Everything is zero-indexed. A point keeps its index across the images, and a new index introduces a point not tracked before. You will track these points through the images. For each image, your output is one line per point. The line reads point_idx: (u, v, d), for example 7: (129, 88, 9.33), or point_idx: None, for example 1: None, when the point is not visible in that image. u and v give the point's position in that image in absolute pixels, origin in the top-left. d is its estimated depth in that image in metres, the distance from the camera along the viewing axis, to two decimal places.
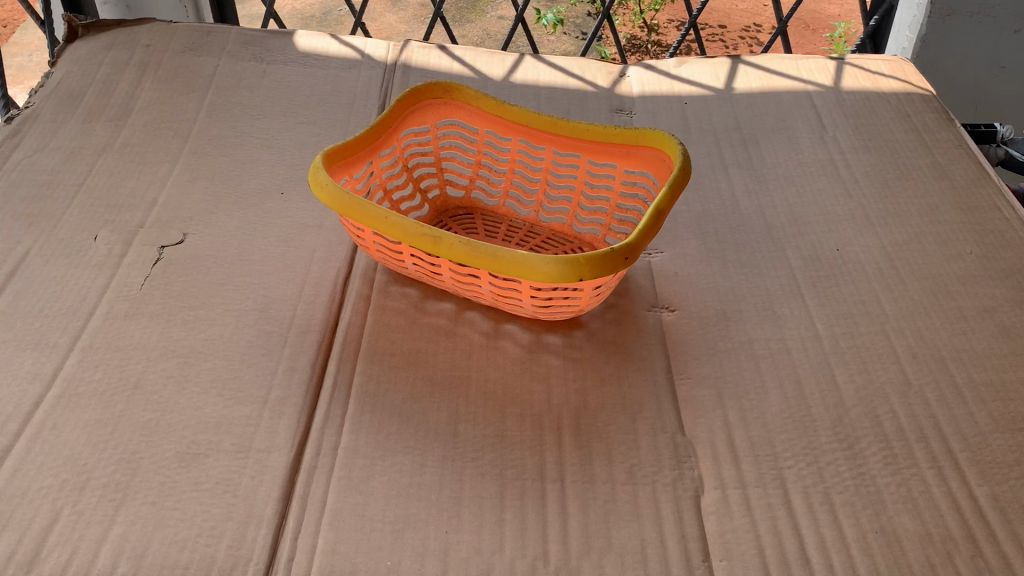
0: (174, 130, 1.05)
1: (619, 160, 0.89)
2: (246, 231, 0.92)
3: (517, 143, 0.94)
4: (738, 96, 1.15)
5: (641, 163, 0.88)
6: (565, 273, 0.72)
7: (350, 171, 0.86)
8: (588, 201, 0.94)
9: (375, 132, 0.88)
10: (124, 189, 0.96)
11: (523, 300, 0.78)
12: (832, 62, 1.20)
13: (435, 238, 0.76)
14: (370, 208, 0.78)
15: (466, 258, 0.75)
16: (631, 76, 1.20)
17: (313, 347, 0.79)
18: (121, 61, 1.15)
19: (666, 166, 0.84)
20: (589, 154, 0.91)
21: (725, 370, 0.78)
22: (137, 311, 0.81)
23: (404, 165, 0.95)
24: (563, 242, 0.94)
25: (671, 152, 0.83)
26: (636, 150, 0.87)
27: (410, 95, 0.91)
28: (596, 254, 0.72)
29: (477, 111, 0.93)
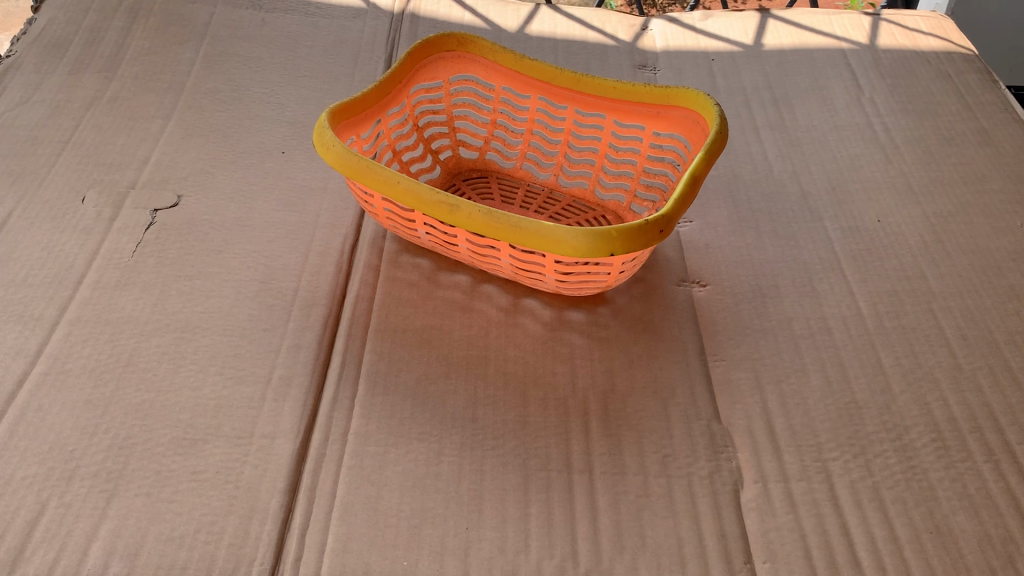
0: (167, 83, 0.98)
1: (647, 120, 0.83)
2: (245, 194, 0.86)
3: (536, 100, 0.87)
4: (768, 52, 1.09)
5: (672, 124, 0.81)
6: (594, 247, 0.66)
7: (357, 130, 0.80)
8: (612, 165, 0.87)
9: (385, 88, 0.81)
10: (113, 146, 0.89)
11: (547, 273, 0.73)
12: (867, 17, 1.13)
13: (452, 206, 0.70)
14: (381, 172, 0.72)
15: (486, 229, 0.69)
16: (654, 30, 1.13)
17: (320, 322, 0.74)
18: (110, 7, 1.07)
19: (700, 129, 0.78)
20: (615, 113, 0.84)
21: (762, 352, 0.73)
22: (128, 281, 0.75)
23: (414, 123, 0.89)
24: (585, 209, 0.88)
25: (707, 113, 0.76)
26: (667, 109, 0.81)
27: (422, 47, 0.84)
28: (628, 227, 0.66)
29: (494, 66, 0.87)
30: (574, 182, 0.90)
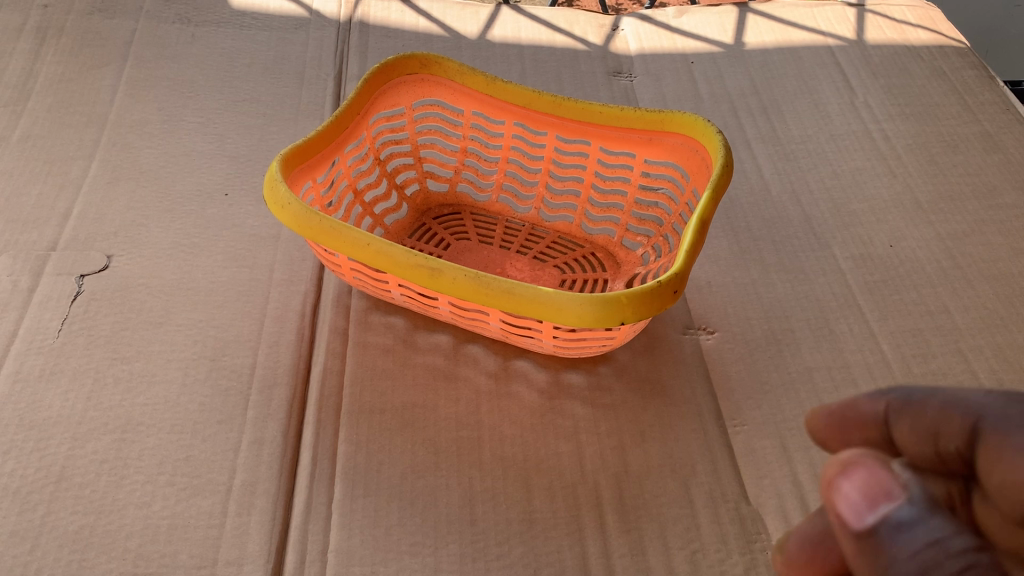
0: (86, 115, 0.86)
1: (638, 148, 0.74)
2: (186, 248, 0.75)
3: (512, 126, 0.78)
4: (751, 52, 1.00)
5: (666, 151, 0.73)
6: (601, 314, 0.57)
7: (314, 175, 0.69)
8: (599, 196, 0.79)
9: (342, 123, 0.71)
10: (27, 198, 0.78)
11: (543, 337, 0.64)
12: (851, 9, 1.05)
13: (432, 270, 0.60)
14: (347, 232, 0.62)
15: (473, 295, 0.60)
16: (626, 30, 1.04)
17: (284, 407, 0.64)
18: (13, 27, 0.94)
19: (699, 158, 0.70)
20: (601, 140, 0.75)
21: (785, 413, 0.65)
22: (55, 369, 0.65)
23: (376, 157, 0.79)
24: (572, 247, 0.79)
25: (707, 141, 0.68)
26: (659, 136, 0.72)
27: (382, 71, 0.74)
28: (638, 291, 0.57)
29: (463, 90, 0.77)
30: (558, 214, 0.81)
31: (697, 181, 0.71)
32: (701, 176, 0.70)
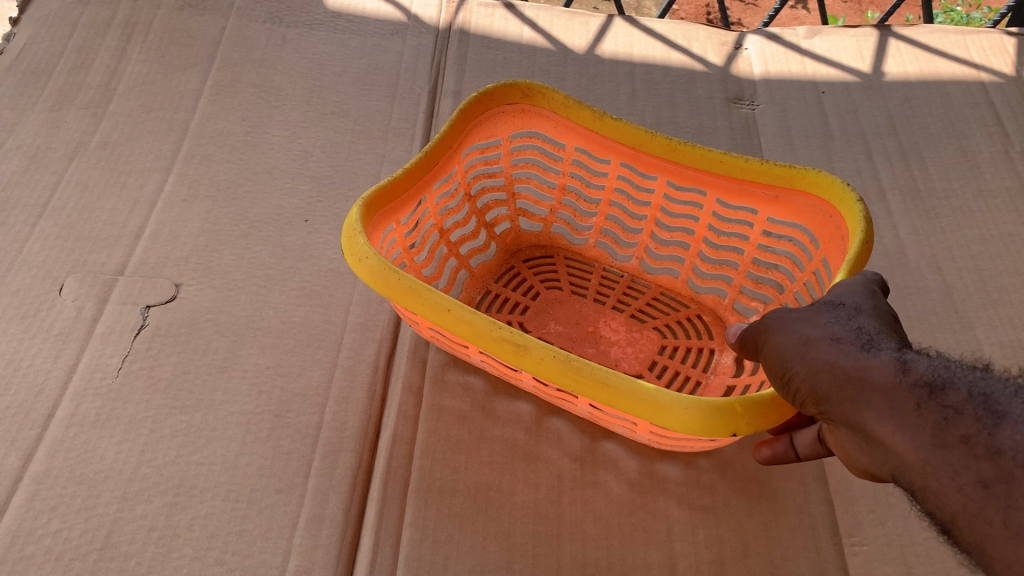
0: (167, 122, 0.81)
1: (761, 205, 0.63)
2: (259, 280, 0.70)
3: (618, 168, 0.69)
4: (891, 83, 0.90)
5: (792, 211, 0.61)
6: (717, 420, 0.41)
7: (399, 217, 0.60)
8: (711, 252, 0.70)
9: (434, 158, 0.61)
10: (99, 213, 0.74)
11: (637, 429, 0.56)
12: (1010, 38, 0.93)
13: (519, 345, 0.46)
14: (428, 291, 0.49)
15: (566, 381, 0.45)
16: (750, 49, 0.94)
17: (349, 478, 0.58)
18: (101, 21, 0.90)
19: (833, 226, 0.57)
20: (717, 192, 0.64)
21: (913, 534, 0.57)
22: (110, 414, 0.60)
23: (466, 193, 0.72)
24: (674, 305, 0.72)
25: (845, 209, 0.55)
26: (787, 194, 0.60)
27: (476, 103, 0.64)
28: (756, 398, 0.42)
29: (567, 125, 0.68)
30: (660, 266, 0.74)
31: (828, 250, 0.59)
32: (835, 246, 0.57)
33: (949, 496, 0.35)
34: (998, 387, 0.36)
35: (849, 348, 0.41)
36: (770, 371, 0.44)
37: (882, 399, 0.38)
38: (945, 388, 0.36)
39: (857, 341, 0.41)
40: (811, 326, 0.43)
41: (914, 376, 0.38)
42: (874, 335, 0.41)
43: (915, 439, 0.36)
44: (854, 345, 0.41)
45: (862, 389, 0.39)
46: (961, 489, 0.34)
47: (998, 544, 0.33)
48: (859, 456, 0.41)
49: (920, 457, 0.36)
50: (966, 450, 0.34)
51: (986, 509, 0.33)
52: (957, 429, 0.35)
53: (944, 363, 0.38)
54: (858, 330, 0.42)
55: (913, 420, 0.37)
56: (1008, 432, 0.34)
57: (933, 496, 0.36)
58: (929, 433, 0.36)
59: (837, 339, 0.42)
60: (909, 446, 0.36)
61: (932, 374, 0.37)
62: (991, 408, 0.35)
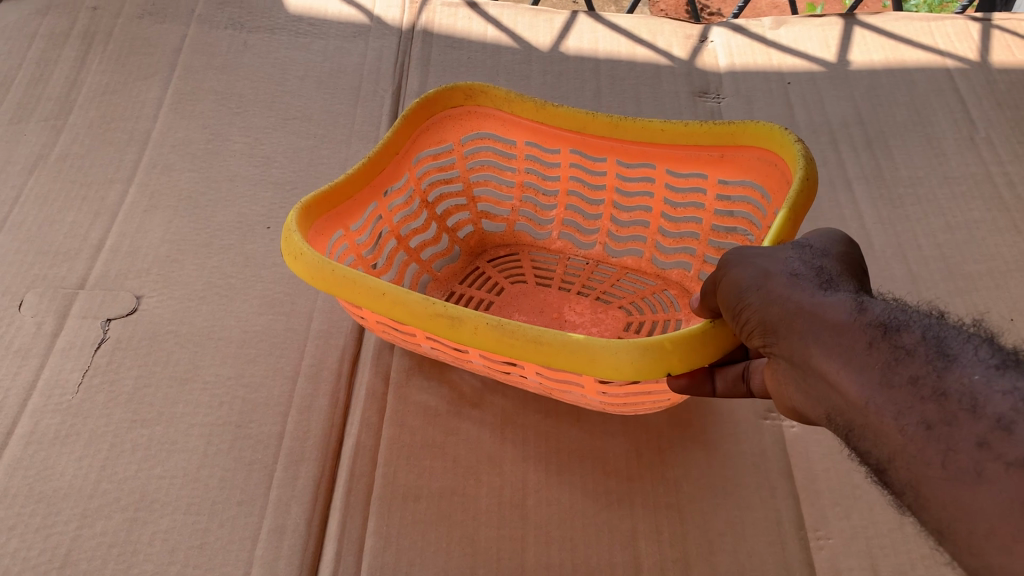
0: (128, 132, 0.81)
1: (710, 170, 0.63)
2: (221, 290, 0.69)
3: (568, 156, 0.68)
4: (857, 72, 0.90)
5: (741, 170, 0.60)
6: (653, 362, 0.39)
7: (348, 224, 0.60)
8: (670, 225, 0.69)
9: (378, 164, 0.61)
10: (59, 227, 0.73)
11: (588, 394, 0.53)
12: (975, 23, 0.93)
13: (454, 317, 0.44)
14: (361, 278, 0.47)
15: (503, 348, 0.43)
16: (715, 42, 0.94)
17: (312, 487, 0.58)
18: (60, 31, 0.89)
19: (778, 173, 0.57)
20: (666, 163, 0.64)
21: (879, 525, 0.57)
22: (70, 431, 0.60)
23: (423, 199, 0.71)
24: (641, 286, 0.72)
25: (785, 151, 0.55)
26: (732, 152, 0.60)
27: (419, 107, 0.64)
28: (687, 332, 0.40)
29: (513, 121, 0.67)
30: (625, 248, 0.73)
31: (777, 201, 0.58)
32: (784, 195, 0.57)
33: (887, 435, 0.33)
34: (954, 334, 0.34)
35: (806, 286, 0.39)
36: (723, 303, 0.42)
37: (833, 334, 0.36)
38: (898, 329, 0.35)
39: (815, 280, 0.39)
40: (772, 260, 0.42)
41: (869, 316, 0.36)
42: (834, 279, 0.40)
43: (860, 377, 0.34)
44: (811, 283, 0.39)
45: (813, 327, 0.37)
46: (901, 429, 0.32)
47: (932, 483, 0.30)
48: (795, 397, 0.39)
49: (862, 396, 0.34)
50: (913, 390, 0.32)
51: (924, 449, 0.31)
52: (905, 369, 0.33)
53: (901, 308, 0.36)
54: (819, 270, 0.40)
55: (861, 358, 0.35)
56: (959, 374, 0.32)
57: (870, 434, 0.34)
58: (876, 372, 0.34)
59: (795, 275, 0.40)
60: (853, 382, 0.35)
61: (887, 315, 0.35)
62: (943, 351, 0.33)
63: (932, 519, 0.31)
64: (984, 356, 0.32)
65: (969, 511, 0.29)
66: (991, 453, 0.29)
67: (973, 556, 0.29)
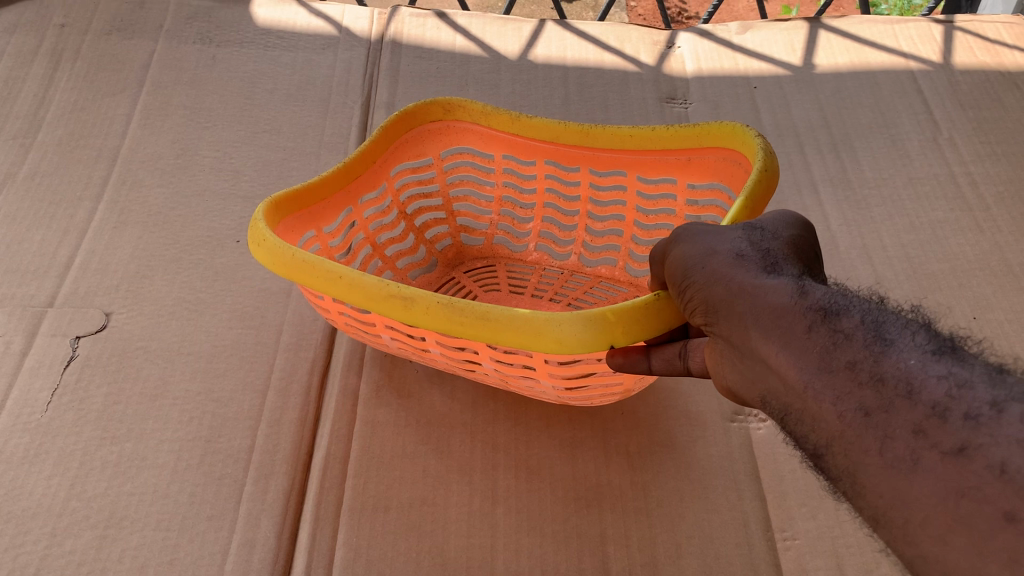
0: (97, 149, 0.81)
1: (681, 173, 0.63)
2: (190, 305, 0.69)
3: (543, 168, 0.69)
4: (822, 75, 0.91)
5: (709, 172, 0.61)
6: (602, 334, 0.40)
7: (318, 224, 0.60)
8: (643, 232, 0.70)
9: (352, 171, 0.62)
10: (28, 245, 0.73)
11: (543, 379, 0.52)
12: (938, 25, 0.95)
13: (405, 297, 0.44)
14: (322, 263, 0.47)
15: (455, 328, 0.43)
16: (682, 47, 0.95)
17: (282, 500, 0.58)
18: (28, 49, 0.89)
19: (741, 171, 0.57)
20: (637, 168, 0.65)
21: (844, 525, 0.58)
22: (39, 450, 0.60)
23: (401, 211, 0.71)
24: (614, 293, 0.72)
25: (746, 148, 0.55)
26: (700, 155, 0.60)
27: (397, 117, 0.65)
28: (631, 304, 0.41)
29: (489, 134, 0.67)
30: (600, 257, 0.74)
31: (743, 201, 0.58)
32: None
33: (826, 420, 0.33)
34: (893, 318, 0.34)
35: (752, 267, 0.39)
36: (671, 281, 0.42)
37: (775, 316, 0.36)
38: (838, 313, 0.34)
39: (762, 262, 0.39)
40: (722, 240, 0.42)
41: (812, 299, 0.36)
42: (781, 261, 0.40)
43: (800, 360, 0.34)
44: (757, 263, 0.39)
45: (756, 309, 0.37)
46: (840, 415, 0.32)
47: (869, 472, 0.31)
48: (735, 377, 0.39)
49: (801, 378, 0.34)
50: (851, 376, 0.33)
51: (861, 436, 0.31)
52: (843, 354, 0.33)
53: (843, 292, 0.36)
54: (767, 252, 0.40)
55: (802, 341, 0.35)
56: (896, 360, 0.32)
57: (809, 418, 0.34)
58: (815, 356, 0.34)
59: (743, 256, 0.40)
60: (793, 365, 0.35)
61: (829, 298, 0.35)
62: (881, 336, 0.33)
63: (868, 506, 0.31)
64: (921, 343, 0.32)
65: (905, 499, 0.29)
66: (927, 442, 0.29)
67: (907, 544, 0.29)
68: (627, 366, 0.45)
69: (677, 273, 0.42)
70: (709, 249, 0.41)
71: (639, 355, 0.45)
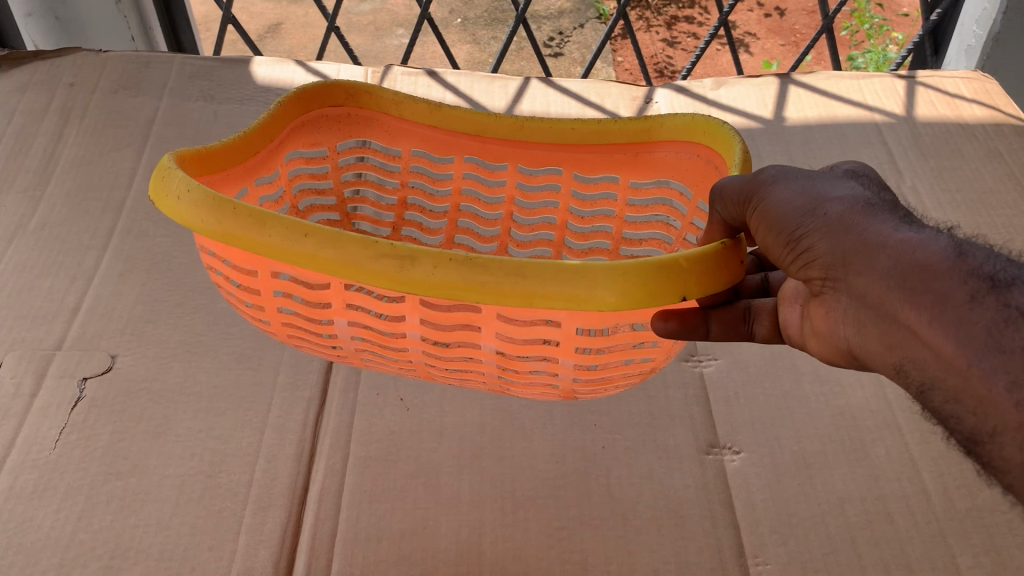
0: (104, 201, 0.85)
1: (622, 169, 0.70)
2: (192, 347, 0.73)
3: (464, 163, 0.74)
4: (792, 127, 0.96)
5: (655, 166, 0.69)
6: (671, 278, 0.44)
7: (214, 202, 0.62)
8: (577, 234, 0.76)
9: (254, 142, 0.64)
10: (38, 292, 0.77)
11: (561, 357, 0.55)
12: (901, 80, 1.01)
13: (403, 255, 0.46)
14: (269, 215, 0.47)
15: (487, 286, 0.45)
16: (659, 102, 1.00)
17: (279, 532, 0.61)
18: (38, 106, 0.93)
19: (701, 161, 0.65)
20: (576, 165, 0.71)
21: (814, 549, 0.61)
22: (49, 485, 0.63)
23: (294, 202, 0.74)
24: None
25: (705, 137, 0.63)
26: (646, 150, 0.68)
27: (300, 95, 0.68)
28: (700, 253, 0.46)
29: (409, 124, 0.73)
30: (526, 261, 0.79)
31: (700, 187, 0.66)
32: (707, 179, 0.65)
33: (991, 400, 0.38)
34: None
35: (892, 224, 0.43)
36: (780, 229, 0.46)
37: (923, 279, 0.40)
38: (1005, 286, 0.38)
39: (892, 215, 0.43)
40: (836, 191, 0.45)
41: (972, 266, 0.39)
42: (907, 214, 0.44)
43: (963, 337, 0.38)
44: (892, 219, 0.43)
45: (906, 273, 0.41)
46: (1014, 400, 0.37)
47: None
48: (861, 335, 0.44)
49: (963, 355, 0.38)
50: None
51: None
52: (1013, 334, 0.38)
53: (995, 258, 0.40)
54: (892, 205, 0.44)
55: (966, 317, 0.39)
56: None
57: (972, 393, 0.38)
58: (981, 333, 0.38)
59: (873, 211, 0.44)
60: (953, 338, 0.39)
61: (991, 269, 0.39)
62: None
63: None
64: None
65: None
66: None
67: None
68: (683, 331, 0.50)
69: (786, 217, 0.46)
70: (825, 200, 0.45)
71: (698, 323, 0.51)
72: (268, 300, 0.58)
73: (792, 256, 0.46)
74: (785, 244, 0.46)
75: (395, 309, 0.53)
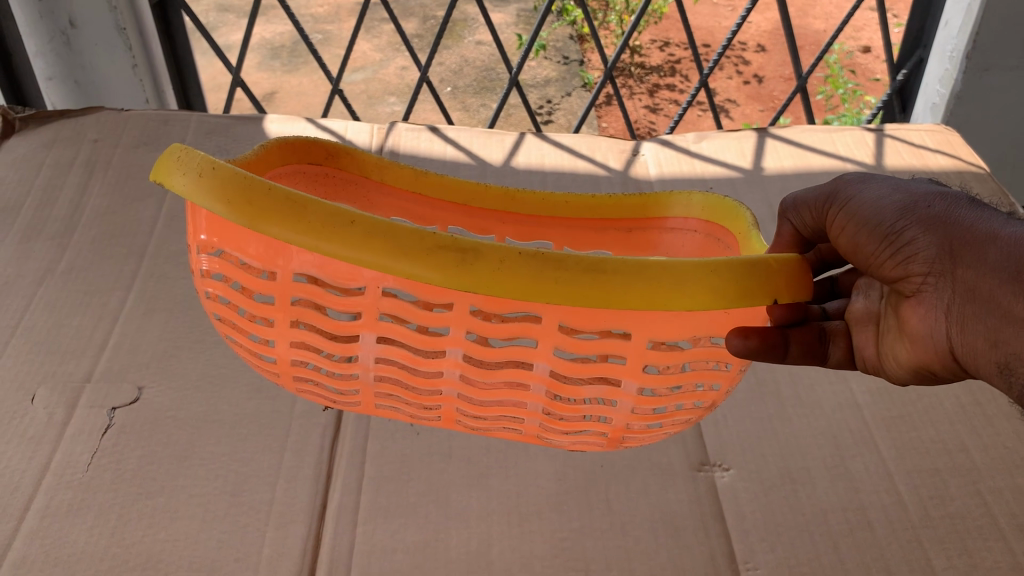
0: (127, 247, 0.91)
1: (616, 244, 0.76)
2: (214, 379, 0.78)
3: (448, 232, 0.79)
4: (769, 176, 1.03)
5: (653, 243, 0.75)
6: (767, 275, 0.49)
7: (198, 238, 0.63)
8: None
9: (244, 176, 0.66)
10: (67, 330, 0.81)
11: (629, 377, 0.58)
12: (870, 133, 1.09)
13: (466, 250, 0.50)
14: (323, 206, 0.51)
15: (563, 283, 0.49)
16: (645, 154, 1.07)
17: (301, 546, 0.65)
18: (64, 160, 0.99)
19: (705, 241, 0.70)
20: (568, 241, 0.77)
21: (800, 554, 0.65)
22: (82, 504, 0.67)
23: None
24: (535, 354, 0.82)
25: (713, 216, 0.68)
26: (642, 227, 0.74)
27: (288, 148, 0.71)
28: (790, 258, 0.51)
29: (392, 189, 0.77)
30: None
31: None
32: (711, 256, 0.70)
33: None
34: None
35: (994, 225, 0.48)
36: (878, 224, 0.51)
37: None
38: None
39: (992, 215, 0.49)
40: (930, 195, 0.51)
41: None
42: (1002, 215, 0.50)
43: None
44: (995, 220, 0.49)
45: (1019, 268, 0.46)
46: None
47: None
48: (961, 333, 0.49)
49: None
50: None
51: None
52: None
53: None
54: (987, 207, 0.50)
55: None
56: None
57: None
58: None
59: (973, 212, 0.49)
60: None
61: None
62: None
63: None
64: None
65: None
66: None
67: None
68: (763, 350, 0.53)
69: (887, 214, 0.51)
70: (923, 201, 0.51)
71: (778, 344, 0.54)
72: (282, 312, 0.60)
73: (889, 252, 0.51)
74: (882, 240, 0.51)
75: (440, 320, 0.56)
